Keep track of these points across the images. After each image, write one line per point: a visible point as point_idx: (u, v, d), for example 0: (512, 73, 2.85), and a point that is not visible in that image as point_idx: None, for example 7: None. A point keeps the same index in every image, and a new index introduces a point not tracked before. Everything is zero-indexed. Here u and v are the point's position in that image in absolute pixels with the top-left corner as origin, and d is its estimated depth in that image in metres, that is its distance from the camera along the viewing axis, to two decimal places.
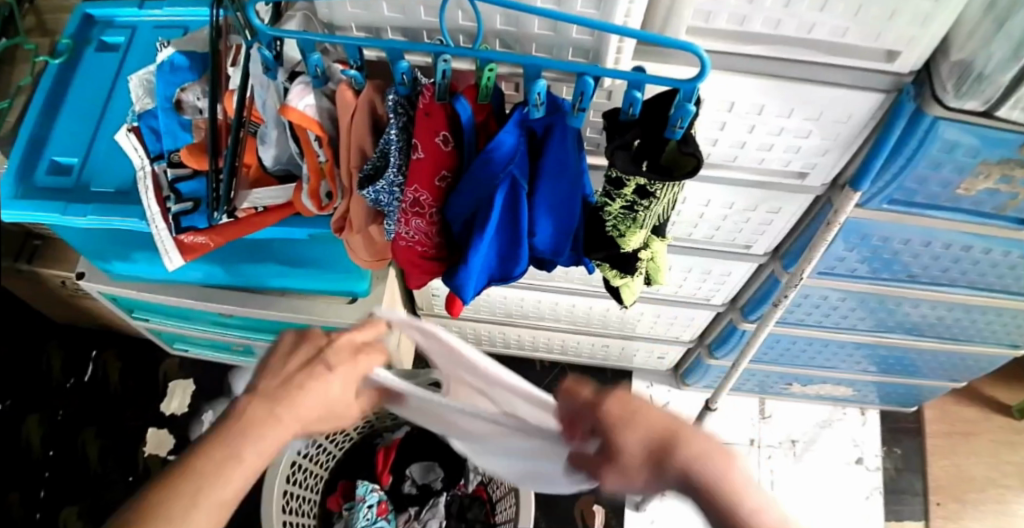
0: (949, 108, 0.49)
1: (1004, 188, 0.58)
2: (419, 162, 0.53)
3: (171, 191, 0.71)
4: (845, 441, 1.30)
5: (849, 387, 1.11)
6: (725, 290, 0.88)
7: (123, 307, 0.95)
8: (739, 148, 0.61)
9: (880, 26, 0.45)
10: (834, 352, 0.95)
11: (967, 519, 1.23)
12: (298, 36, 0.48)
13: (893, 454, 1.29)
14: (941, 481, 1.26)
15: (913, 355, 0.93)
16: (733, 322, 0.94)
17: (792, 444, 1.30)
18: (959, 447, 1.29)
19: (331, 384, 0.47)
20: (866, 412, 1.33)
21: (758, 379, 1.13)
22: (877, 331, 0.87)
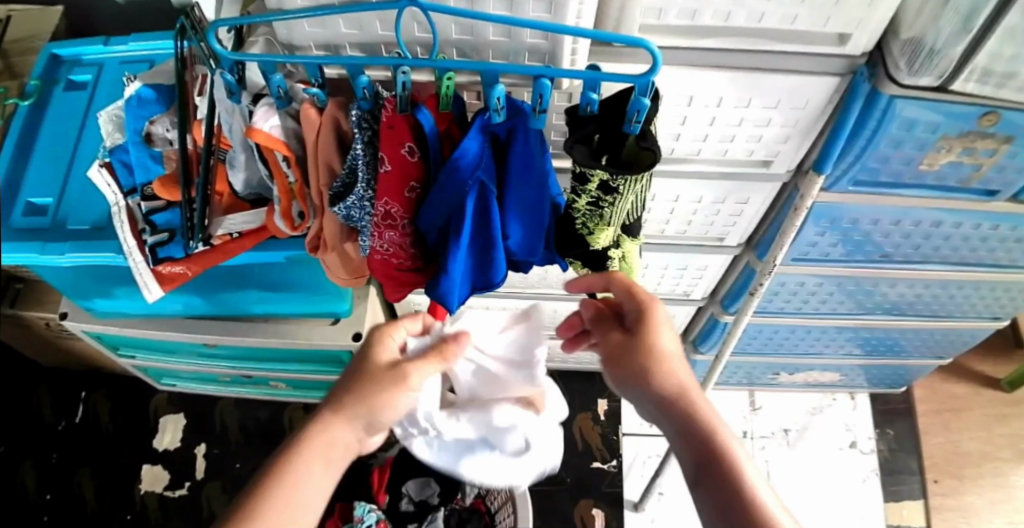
0: (904, 85, 0.50)
1: (966, 160, 0.58)
2: (387, 174, 0.54)
3: (146, 223, 0.71)
4: (838, 426, 1.30)
5: (837, 372, 1.11)
6: (703, 284, 0.89)
7: (109, 345, 0.94)
8: (703, 141, 0.61)
9: (828, 11, 0.46)
10: (817, 338, 0.96)
11: (967, 495, 1.23)
12: (257, 60, 0.49)
13: (886, 435, 1.29)
14: (937, 459, 1.26)
15: (895, 335, 0.94)
16: (714, 316, 0.94)
17: (786, 433, 1.29)
18: (951, 423, 1.29)
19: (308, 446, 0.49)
20: (856, 396, 1.33)
21: (745, 371, 1.12)
22: (857, 313, 0.87)
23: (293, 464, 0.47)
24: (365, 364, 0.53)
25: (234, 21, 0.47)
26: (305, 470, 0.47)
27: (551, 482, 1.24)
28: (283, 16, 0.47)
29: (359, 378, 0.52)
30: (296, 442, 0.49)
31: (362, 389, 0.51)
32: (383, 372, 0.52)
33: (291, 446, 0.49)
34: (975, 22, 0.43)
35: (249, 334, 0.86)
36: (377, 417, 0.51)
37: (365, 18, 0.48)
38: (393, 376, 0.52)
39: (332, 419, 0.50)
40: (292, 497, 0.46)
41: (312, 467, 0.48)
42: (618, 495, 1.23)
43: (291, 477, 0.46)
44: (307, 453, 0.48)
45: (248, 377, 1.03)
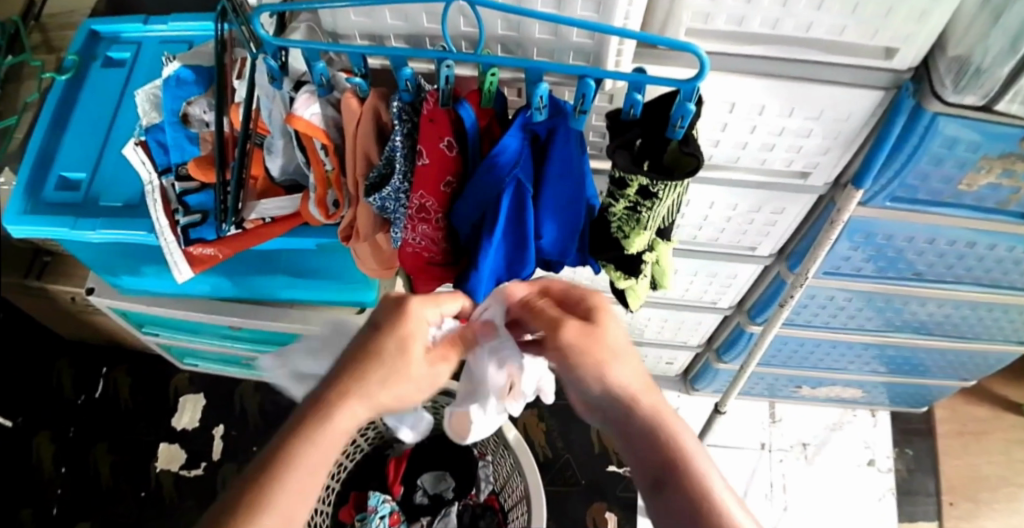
0: (949, 103, 0.50)
1: (1006, 182, 0.58)
2: (425, 167, 0.54)
3: (179, 203, 0.71)
4: (856, 443, 1.29)
5: (859, 388, 1.11)
6: (731, 293, 0.88)
7: (133, 322, 0.94)
8: (741, 149, 0.61)
9: (877, 23, 0.46)
10: (842, 353, 0.95)
11: (981, 519, 1.22)
12: (302, 46, 0.49)
13: (906, 455, 1.28)
14: (954, 481, 1.25)
15: (921, 354, 0.93)
16: (740, 325, 0.93)
17: (804, 447, 1.28)
18: (970, 446, 1.28)
19: (330, 423, 0.37)
20: (877, 413, 1.31)
21: (766, 382, 1.12)
22: (885, 330, 0.87)
23: (302, 451, 0.36)
24: (402, 358, 0.42)
25: (277, 7, 0.47)
26: (324, 458, 0.37)
27: (565, 483, 1.24)
28: (328, 4, 0.47)
29: (392, 370, 0.41)
30: (308, 423, 0.37)
31: (387, 354, 0.41)
32: (419, 369, 0.43)
33: (301, 430, 0.37)
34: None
35: (274, 319, 0.85)
36: (399, 395, 0.42)
37: (413, 10, 0.50)
38: (427, 374, 0.44)
39: (348, 406, 0.39)
40: (308, 492, 0.36)
41: (328, 464, 0.37)
42: (632, 500, 1.22)
43: (311, 464, 0.36)
44: (323, 438, 0.37)
45: (270, 361, 1.03)
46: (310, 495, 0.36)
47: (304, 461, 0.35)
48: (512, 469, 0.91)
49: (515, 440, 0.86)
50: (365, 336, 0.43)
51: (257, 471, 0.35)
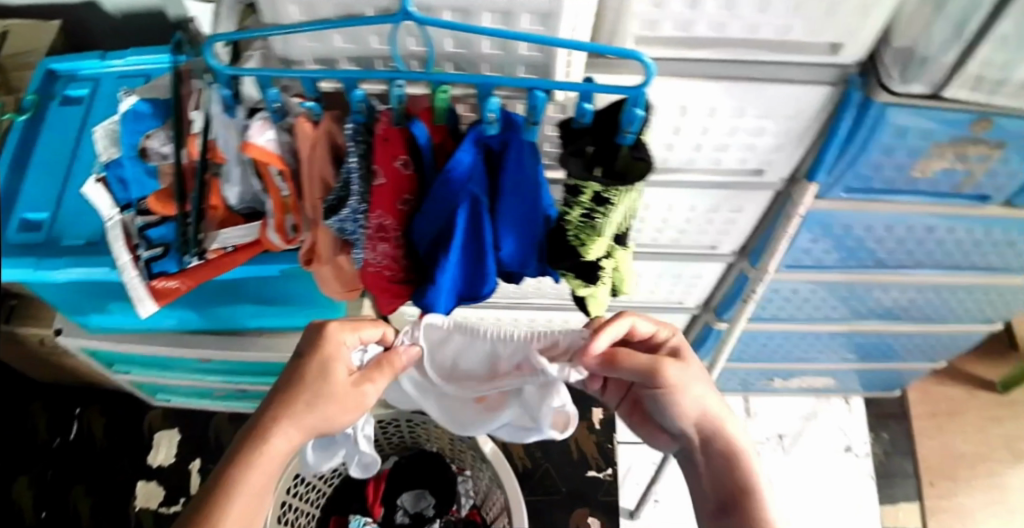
0: (897, 92, 0.52)
1: (959, 166, 0.59)
2: (381, 187, 0.55)
3: (141, 237, 0.70)
4: (833, 431, 1.30)
5: (830, 377, 1.12)
6: (697, 291, 0.89)
7: (103, 361, 0.90)
8: (696, 151, 0.62)
9: (823, 22, 0.47)
10: (812, 343, 0.96)
11: (959, 496, 1.24)
12: (254, 73, 0.50)
13: (880, 438, 1.29)
14: (930, 461, 1.27)
15: (889, 340, 0.94)
16: (708, 324, 0.93)
17: (780, 438, 1.29)
18: (944, 426, 1.30)
19: (268, 445, 0.51)
20: (851, 400, 1.33)
21: (739, 377, 1.12)
22: (851, 319, 0.88)
23: (240, 473, 0.50)
24: (323, 384, 0.53)
25: (232, 35, 0.49)
26: (260, 475, 0.51)
27: (547, 492, 1.23)
28: (277, 30, 0.49)
29: (317, 394, 0.53)
30: (254, 443, 0.51)
31: (310, 386, 0.53)
32: (343, 389, 0.54)
33: (255, 444, 0.51)
34: (968, 28, 0.44)
35: (244, 349, 0.82)
36: (327, 415, 0.54)
37: (362, 33, 0.51)
38: (351, 395, 0.55)
39: (282, 429, 0.52)
40: (256, 497, 0.51)
41: (272, 472, 0.52)
42: (614, 503, 1.23)
43: (247, 482, 0.50)
44: (255, 463, 0.50)
45: (243, 390, 0.97)
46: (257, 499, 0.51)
47: (246, 481, 0.50)
48: (492, 483, 0.90)
49: (492, 453, 0.85)
50: (295, 366, 0.54)
51: (220, 478, 0.50)
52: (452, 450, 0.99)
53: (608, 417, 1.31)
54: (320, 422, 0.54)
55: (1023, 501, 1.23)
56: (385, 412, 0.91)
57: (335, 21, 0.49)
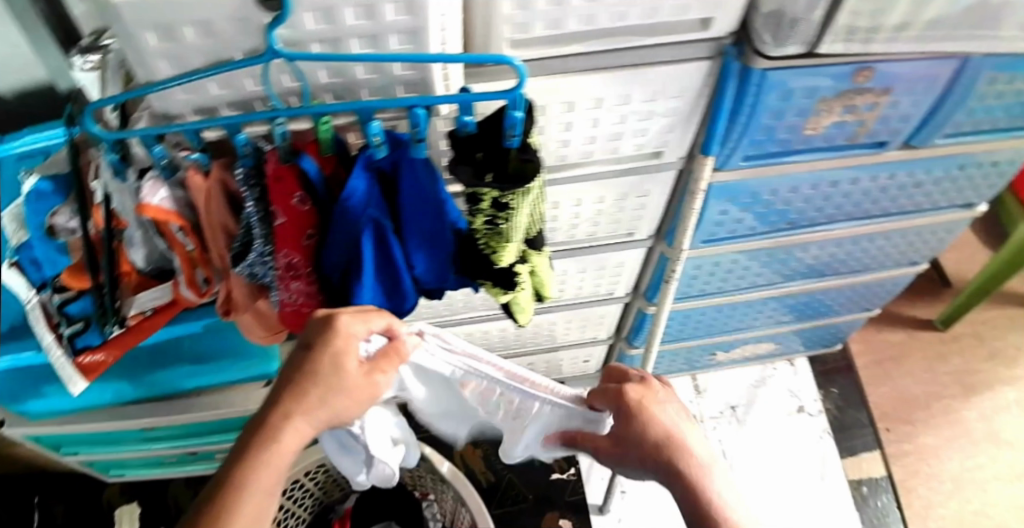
0: (772, 57, 0.52)
1: (850, 118, 0.60)
2: (283, 226, 0.54)
3: (61, 315, 0.69)
4: (783, 393, 1.35)
5: (771, 341, 1.13)
6: (625, 280, 0.89)
7: (50, 446, 0.87)
8: (591, 143, 0.62)
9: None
10: (747, 312, 0.97)
11: (920, 437, 1.30)
12: (133, 133, 0.50)
13: (832, 393, 1.35)
14: (885, 409, 1.34)
15: (823, 296, 0.95)
16: (641, 310, 0.96)
17: (733, 409, 1.33)
18: (892, 370, 1.38)
19: (281, 435, 0.51)
20: (796, 361, 1.38)
21: (683, 356, 1.13)
22: (779, 282, 0.88)
23: (253, 464, 0.50)
24: (337, 378, 0.52)
25: (108, 100, 0.50)
26: (273, 466, 0.51)
27: (515, 502, 1.24)
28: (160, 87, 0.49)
29: (329, 387, 0.52)
30: (267, 436, 0.51)
31: (324, 380, 0.52)
32: (354, 380, 0.53)
33: (265, 439, 0.50)
34: None
35: (188, 412, 0.81)
36: (340, 406, 0.54)
37: (234, 77, 0.50)
38: (364, 384, 0.54)
39: (294, 424, 0.52)
40: (268, 487, 0.51)
41: (283, 466, 0.51)
42: (582, 502, 1.24)
43: (259, 474, 0.50)
44: (269, 454, 0.50)
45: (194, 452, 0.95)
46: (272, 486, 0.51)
47: (257, 473, 0.50)
48: (455, 502, 0.89)
49: (450, 473, 0.85)
50: (303, 358, 0.51)
51: (233, 469, 0.50)
52: (412, 477, 0.98)
53: None
54: (331, 411, 0.53)
55: (982, 432, 1.31)
56: None
57: (204, 70, 0.48)
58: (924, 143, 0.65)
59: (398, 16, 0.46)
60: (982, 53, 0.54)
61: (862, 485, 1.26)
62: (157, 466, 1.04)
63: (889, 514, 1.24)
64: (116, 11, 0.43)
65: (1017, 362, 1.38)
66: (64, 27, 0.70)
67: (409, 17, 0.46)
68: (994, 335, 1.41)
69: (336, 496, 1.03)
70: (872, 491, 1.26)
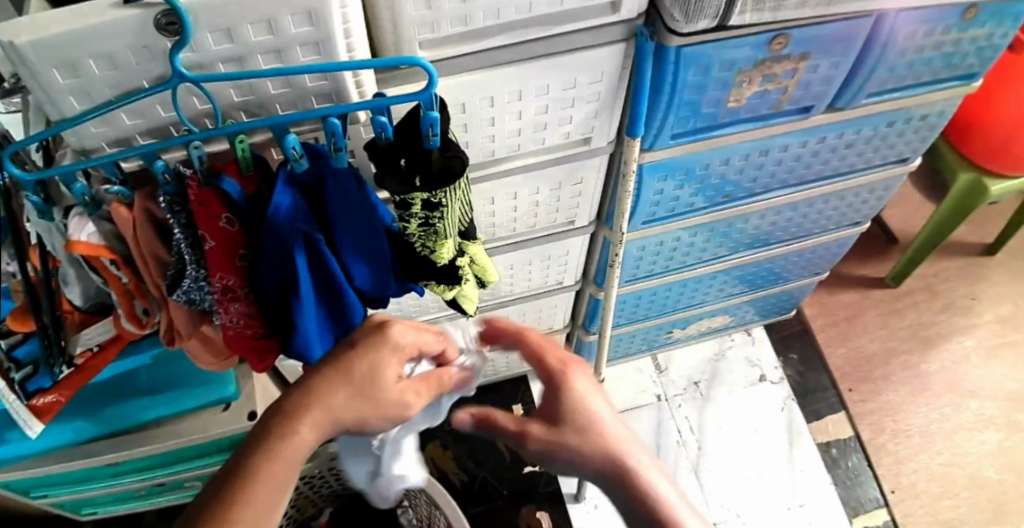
0: (686, 34, 0.53)
1: (772, 86, 0.61)
2: (213, 249, 0.53)
3: (8, 361, 0.68)
4: (743, 363, 1.36)
5: (726, 314, 1.14)
6: (572, 268, 0.89)
7: (17, 491, 0.86)
8: (518, 136, 0.62)
9: None
10: (697, 287, 0.97)
11: (883, 394, 1.32)
12: (54, 171, 0.49)
13: (790, 360, 1.37)
14: (844, 370, 1.35)
15: (771, 264, 0.96)
16: (593, 296, 0.96)
17: (697, 386, 1.34)
18: (847, 331, 1.39)
19: (301, 430, 0.45)
20: (752, 331, 1.40)
21: (640, 338, 1.13)
22: (726, 254, 0.89)
23: (268, 461, 0.43)
24: (375, 381, 0.51)
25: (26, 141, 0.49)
26: (288, 469, 0.44)
27: (489, 499, 1.25)
28: (75, 121, 0.49)
29: (365, 387, 0.50)
30: (290, 421, 0.45)
31: (358, 380, 0.50)
32: (389, 391, 0.52)
33: (286, 423, 0.45)
34: None
35: (144, 444, 0.77)
36: (370, 416, 0.51)
37: (145, 106, 0.50)
38: (397, 399, 0.53)
39: (317, 418, 0.47)
40: (279, 494, 0.43)
41: (302, 460, 0.46)
42: (557, 492, 1.25)
43: (271, 475, 0.43)
44: (285, 453, 0.44)
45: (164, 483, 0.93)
46: (279, 500, 0.44)
47: (268, 473, 0.43)
48: (429, 506, 0.89)
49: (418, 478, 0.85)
50: (340, 357, 0.50)
51: (245, 457, 0.44)
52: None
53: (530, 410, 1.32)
54: (358, 420, 0.50)
55: (942, 384, 1.33)
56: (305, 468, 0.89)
57: (115, 101, 0.48)
58: (849, 104, 0.66)
59: (300, 27, 0.46)
60: (895, 8, 0.55)
61: (831, 448, 1.27)
62: (130, 501, 1.02)
63: (861, 473, 1.25)
64: (18, 52, 0.42)
65: (972, 310, 1.40)
66: None
67: (311, 28, 0.46)
68: (946, 286, 1.43)
69: (310, 514, 1.02)
70: (841, 453, 1.27)
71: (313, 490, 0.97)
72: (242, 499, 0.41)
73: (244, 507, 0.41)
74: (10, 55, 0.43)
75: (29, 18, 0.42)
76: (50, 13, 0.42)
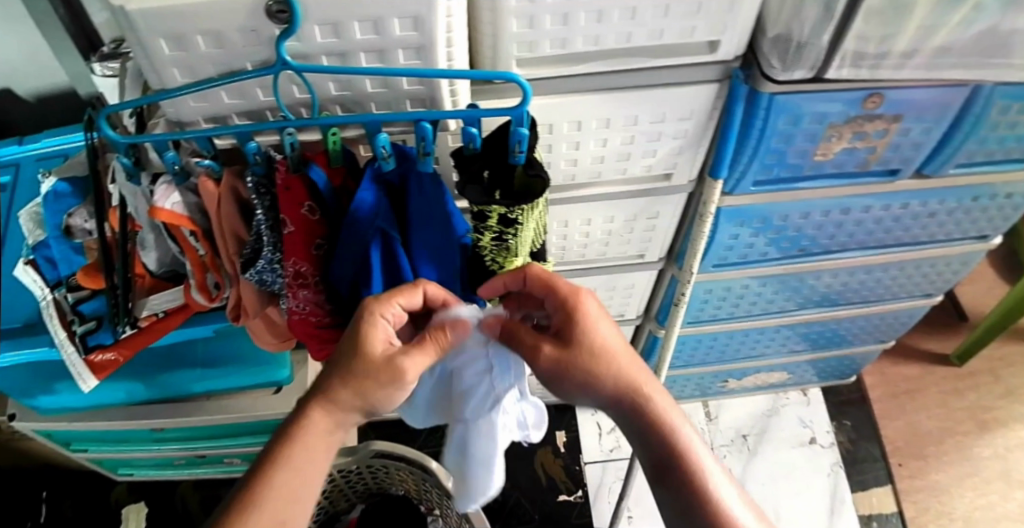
0: (781, 82, 0.53)
1: (860, 145, 0.60)
2: (291, 235, 0.55)
3: (74, 313, 0.70)
4: (795, 424, 1.33)
5: (784, 371, 1.11)
6: (634, 302, 0.89)
7: (60, 441, 0.88)
8: (600, 163, 0.62)
9: (691, 20, 0.48)
10: (760, 340, 0.95)
11: (932, 475, 1.27)
12: (148, 138, 0.51)
13: (845, 426, 1.32)
14: (898, 443, 1.30)
15: (837, 326, 0.93)
16: (653, 333, 0.95)
17: (744, 439, 1.32)
18: (906, 405, 1.34)
19: (312, 418, 0.51)
20: (808, 392, 1.37)
21: (694, 382, 1.11)
22: (795, 310, 0.87)
23: (284, 447, 0.50)
24: (361, 358, 0.50)
25: (121, 105, 0.51)
26: (302, 452, 0.50)
27: (520, 522, 1.24)
28: (172, 94, 0.50)
29: (354, 368, 0.50)
30: (294, 430, 0.51)
31: (352, 362, 0.50)
32: (380, 364, 0.50)
33: (294, 431, 0.51)
34: (835, 9, 0.46)
35: (194, 414, 0.81)
36: (373, 395, 0.51)
37: (246, 87, 0.52)
38: (391, 370, 0.50)
39: (324, 403, 0.51)
40: (297, 473, 0.49)
41: (315, 451, 0.50)
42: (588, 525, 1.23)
43: (287, 459, 0.49)
44: (302, 436, 0.50)
45: (202, 456, 0.95)
46: (301, 480, 0.49)
47: (287, 456, 0.49)
48: (462, 519, 0.88)
49: (455, 489, 0.84)
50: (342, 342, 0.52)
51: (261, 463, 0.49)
52: (418, 490, 0.97)
53: (571, 439, 1.32)
54: (365, 401, 0.51)
55: (997, 471, 1.27)
56: (344, 460, 0.88)
57: (215, 80, 0.50)
58: (936, 172, 0.64)
59: (405, 31, 0.48)
60: (994, 81, 0.53)
61: (872, 521, 1.23)
62: (168, 467, 1.04)
63: None
64: (130, 21, 0.44)
65: None
66: (85, 35, 0.72)
67: (415, 33, 0.48)
68: (1011, 371, 1.37)
69: (342, 507, 1.02)
70: None
71: (347, 486, 0.98)
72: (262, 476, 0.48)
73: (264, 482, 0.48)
74: (122, 24, 0.46)
75: None
76: None
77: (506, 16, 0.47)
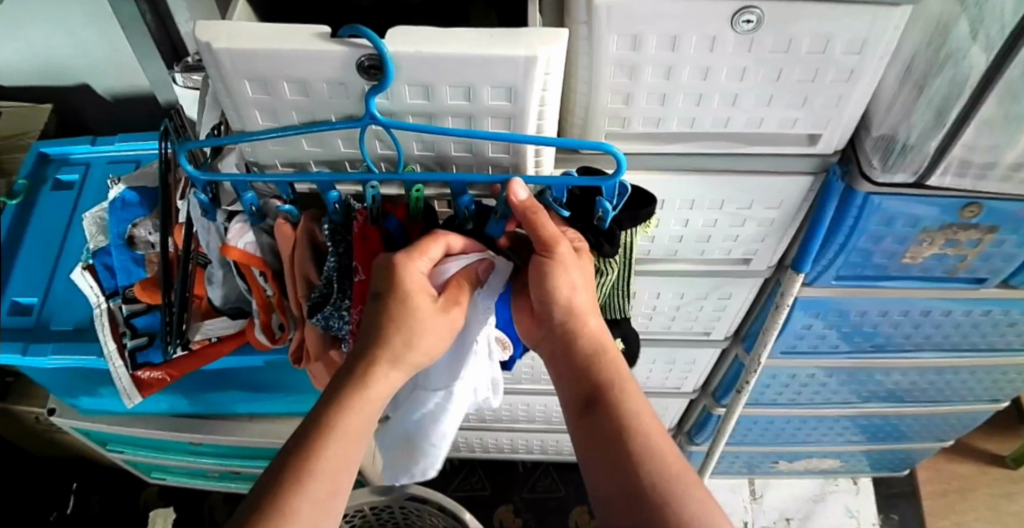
0: (879, 182, 0.50)
1: (951, 251, 0.57)
2: (361, 284, 0.53)
3: (127, 326, 0.70)
4: (842, 512, 1.31)
5: (837, 458, 1.09)
6: (693, 377, 0.88)
7: (97, 440, 0.89)
8: (678, 241, 0.61)
9: (796, 111, 0.46)
10: (815, 427, 0.94)
11: None
12: (229, 179, 0.49)
13: (891, 519, 1.30)
14: None
15: (896, 420, 0.91)
16: (707, 408, 0.94)
17: (788, 522, 1.30)
18: (957, 504, 1.31)
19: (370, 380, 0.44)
20: (859, 480, 1.34)
21: (743, 460, 1.10)
22: (855, 402, 0.86)
23: (337, 412, 0.43)
24: (408, 308, 0.46)
25: (203, 143, 0.49)
26: (359, 418, 0.44)
27: None
28: (252, 137, 0.49)
29: (404, 322, 0.45)
30: (344, 396, 0.43)
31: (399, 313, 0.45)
32: (431, 314, 0.47)
33: (343, 398, 0.43)
34: (948, 115, 0.44)
35: (234, 435, 0.83)
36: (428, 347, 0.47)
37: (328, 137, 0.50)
38: (444, 318, 0.48)
39: (381, 364, 0.45)
40: (355, 441, 0.43)
41: (371, 416, 0.44)
42: None
43: (344, 426, 0.43)
44: (358, 400, 0.44)
45: (237, 473, 0.97)
46: (357, 446, 0.43)
47: (344, 424, 0.43)
48: None
49: None
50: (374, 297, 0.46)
51: (312, 423, 0.42)
52: None
53: None
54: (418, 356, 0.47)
55: None
56: (376, 499, 0.88)
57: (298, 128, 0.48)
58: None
59: (497, 101, 0.45)
60: None
61: None
62: (198, 478, 1.05)
63: None
64: (216, 58, 0.43)
65: None
66: (171, 43, 0.70)
67: (508, 103, 0.45)
68: None
69: None
70: None
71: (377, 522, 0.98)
72: (318, 444, 0.41)
73: (320, 451, 0.41)
74: (208, 63, 0.44)
75: (229, 24, 0.43)
76: (258, 29, 0.42)
77: (601, 91, 0.45)
